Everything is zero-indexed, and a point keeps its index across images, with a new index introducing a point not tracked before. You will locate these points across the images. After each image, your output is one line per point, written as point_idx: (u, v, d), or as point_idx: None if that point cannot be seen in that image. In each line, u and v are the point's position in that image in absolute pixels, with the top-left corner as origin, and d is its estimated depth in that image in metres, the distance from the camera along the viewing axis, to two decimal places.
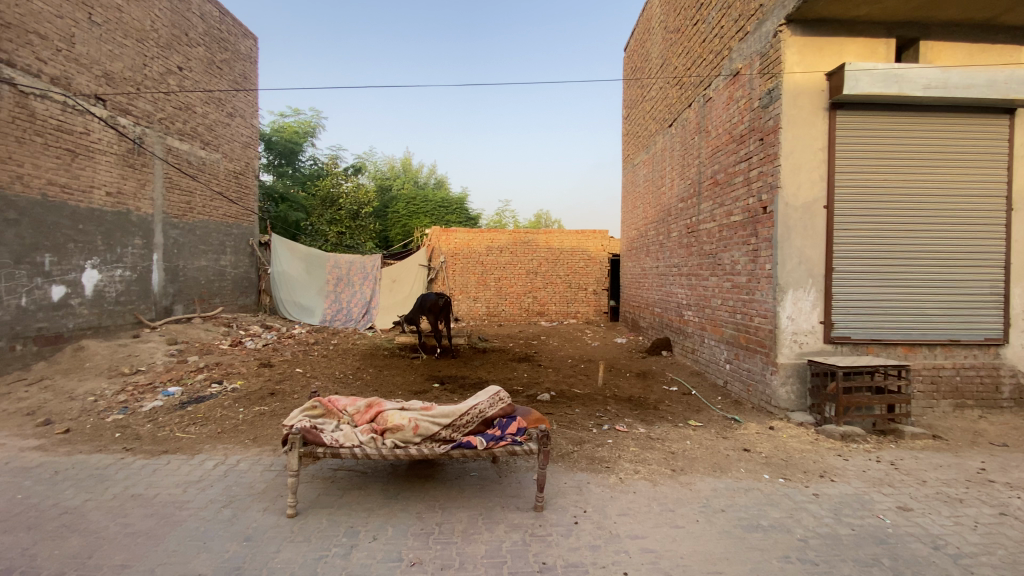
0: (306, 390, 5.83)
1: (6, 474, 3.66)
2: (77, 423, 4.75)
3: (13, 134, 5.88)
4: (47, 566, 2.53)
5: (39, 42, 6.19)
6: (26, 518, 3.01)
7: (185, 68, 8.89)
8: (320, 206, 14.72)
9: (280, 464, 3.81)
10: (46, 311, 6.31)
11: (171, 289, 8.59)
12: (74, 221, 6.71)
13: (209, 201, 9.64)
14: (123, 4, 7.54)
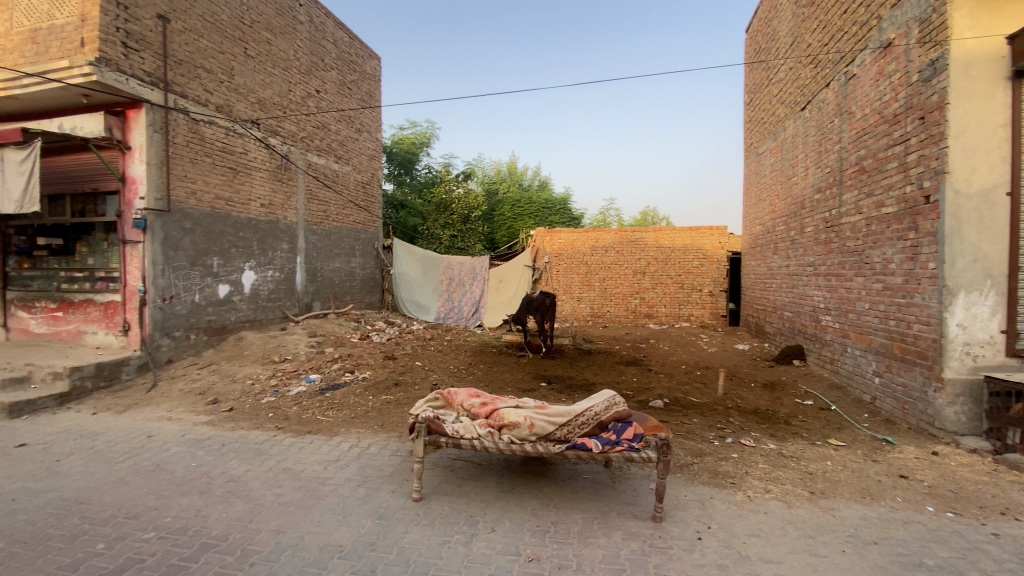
0: (426, 383, 6.22)
1: (190, 442, 4.38)
2: (239, 403, 5.54)
3: (188, 156, 7.00)
4: (218, 526, 2.97)
5: (205, 75, 7.31)
6: (203, 482, 3.57)
7: (322, 90, 9.96)
8: (434, 211, 15.65)
9: (405, 450, 4.10)
10: (214, 306, 7.44)
11: (311, 288, 9.68)
12: (236, 229, 7.84)
13: (341, 209, 10.70)
14: (272, 38, 8.64)
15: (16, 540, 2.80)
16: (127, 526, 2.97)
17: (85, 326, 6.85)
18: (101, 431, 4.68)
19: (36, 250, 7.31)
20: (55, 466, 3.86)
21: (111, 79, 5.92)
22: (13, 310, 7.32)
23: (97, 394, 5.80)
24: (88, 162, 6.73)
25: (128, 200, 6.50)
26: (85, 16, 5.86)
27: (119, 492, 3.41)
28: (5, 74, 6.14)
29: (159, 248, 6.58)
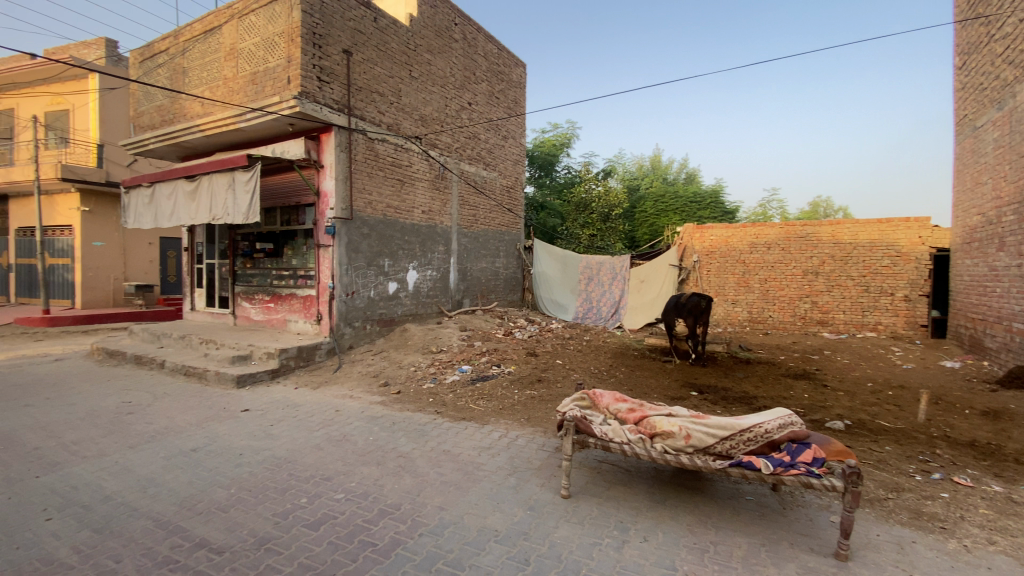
0: (569, 381, 6.29)
1: (366, 418, 5.05)
2: (404, 387, 6.22)
3: (365, 170, 8.04)
4: (391, 496, 3.36)
5: (379, 98, 8.33)
6: (378, 455, 4.08)
7: (473, 102, 10.66)
8: (574, 211, 15.76)
9: (552, 446, 4.20)
10: (384, 301, 8.45)
11: (462, 286, 10.44)
12: (402, 233, 8.79)
13: (489, 212, 11.35)
14: (432, 59, 9.48)
15: (247, 485, 3.51)
16: (322, 485, 3.52)
17: (289, 316, 8.29)
18: (301, 403, 5.63)
19: (256, 253, 9.05)
20: (271, 429, 4.75)
21: (309, 109, 7.07)
22: (241, 301, 9.18)
23: (297, 372, 7.00)
24: (292, 180, 8.11)
25: (322, 211, 7.71)
26: (291, 58, 7.12)
27: (315, 456, 4.06)
28: (236, 112, 7.70)
29: (344, 251, 7.67)
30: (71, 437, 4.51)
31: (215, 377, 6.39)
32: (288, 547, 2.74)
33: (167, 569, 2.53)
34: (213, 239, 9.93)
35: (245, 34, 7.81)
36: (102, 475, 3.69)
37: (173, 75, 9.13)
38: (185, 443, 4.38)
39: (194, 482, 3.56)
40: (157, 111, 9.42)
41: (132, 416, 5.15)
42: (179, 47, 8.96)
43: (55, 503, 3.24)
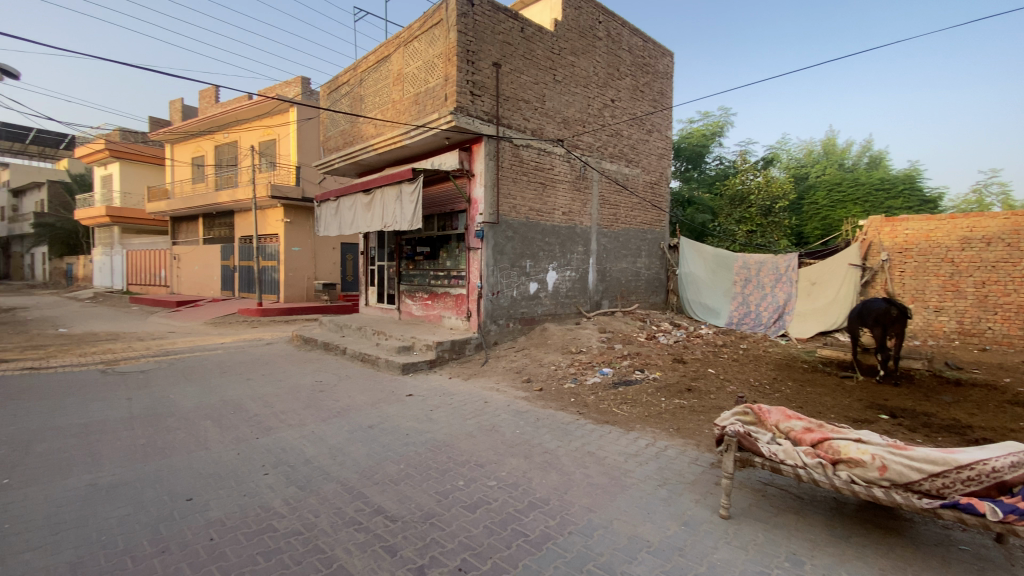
0: (722, 392, 5.82)
1: (513, 413, 5.27)
2: (547, 385, 6.36)
3: (511, 176, 8.41)
4: (541, 490, 3.46)
5: (525, 105, 8.65)
6: (526, 449, 4.24)
7: (616, 99, 10.47)
8: (729, 206, 14.52)
9: (705, 460, 3.94)
10: (527, 301, 8.76)
11: (602, 287, 10.34)
12: (544, 235, 9.00)
13: (631, 211, 11.05)
14: (576, 60, 9.54)
15: (413, 463, 3.91)
16: (476, 471, 3.77)
17: (444, 312, 9.04)
18: (455, 392, 6.11)
19: (417, 256, 10.06)
20: (430, 414, 5.24)
21: (464, 122, 7.63)
22: (404, 298, 10.28)
23: (451, 364, 7.60)
24: (447, 189, 8.84)
25: (472, 216, 8.26)
26: (448, 76, 7.76)
27: (469, 443, 4.36)
28: (402, 130, 8.64)
29: (491, 253, 8.13)
30: (280, 407, 5.50)
31: (384, 364, 7.26)
32: (449, 525, 2.98)
33: (353, 528, 2.93)
34: (382, 244, 11.30)
35: (410, 60, 8.73)
36: (303, 441, 4.44)
37: (353, 102, 10.58)
38: (362, 419, 5.05)
39: (371, 455, 4.09)
40: (340, 135, 11.02)
41: (322, 393, 6.09)
42: (357, 78, 10.36)
43: (272, 460, 3.98)
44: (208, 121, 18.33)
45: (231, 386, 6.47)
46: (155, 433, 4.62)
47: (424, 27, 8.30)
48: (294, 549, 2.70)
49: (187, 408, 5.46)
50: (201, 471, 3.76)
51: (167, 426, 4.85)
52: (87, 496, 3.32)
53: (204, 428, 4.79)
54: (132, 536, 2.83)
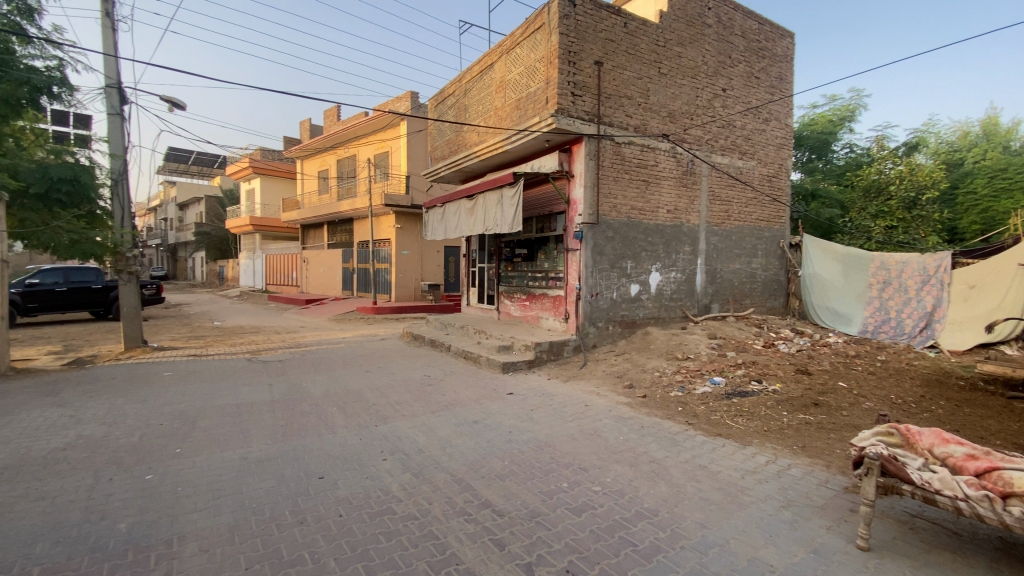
0: (857, 409, 5.16)
1: (616, 418, 5.15)
2: (651, 392, 6.11)
3: (613, 175, 8.24)
4: (648, 500, 3.34)
5: (628, 102, 8.42)
6: (631, 456, 4.11)
7: (728, 88, 9.80)
8: (862, 198, 12.91)
9: (837, 484, 3.53)
10: (628, 303, 8.52)
11: (711, 289, 9.72)
12: (646, 235, 8.69)
13: (744, 208, 10.26)
14: (683, 50, 9.09)
15: (517, 461, 3.98)
16: (580, 474, 3.73)
17: (542, 314, 9.09)
18: (556, 394, 6.11)
19: (516, 258, 10.25)
20: (532, 413, 5.29)
21: (564, 123, 7.63)
22: (503, 299, 10.51)
23: (550, 364, 7.62)
24: (547, 191, 8.90)
25: (572, 217, 8.22)
26: (550, 79, 7.81)
27: (572, 445, 4.34)
28: (504, 136, 8.85)
29: (591, 254, 8.03)
30: (393, 399, 5.90)
31: (486, 363, 7.48)
32: (555, 526, 2.98)
33: (463, 519, 3.05)
34: (483, 246, 11.67)
35: (512, 66, 8.93)
36: (414, 431, 4.72)
37: (458, 112, 11.07)
38: (468, 415, 5.24)
39: (477, 449, 4.23)
40: (446, 144, 11.58)
41: (430, 388, 6.43)
42: (462, 88, 10.82)
43: (388, 447, 4.29)
44: (332, 138, 20.29)
45: (351, 377, 7.09)
46: (291, 416, 5.21)
47: (527, 33, 8.45)
48: (411, 532, 2.88)
49: (315, 395, 6.08)
50: (329, 453, 4.15)
51: (300, 410, 5.43)
52: (240, 467, 3.84)
53: (330, 414, 5.30)
54: (276, 506, 3.21)
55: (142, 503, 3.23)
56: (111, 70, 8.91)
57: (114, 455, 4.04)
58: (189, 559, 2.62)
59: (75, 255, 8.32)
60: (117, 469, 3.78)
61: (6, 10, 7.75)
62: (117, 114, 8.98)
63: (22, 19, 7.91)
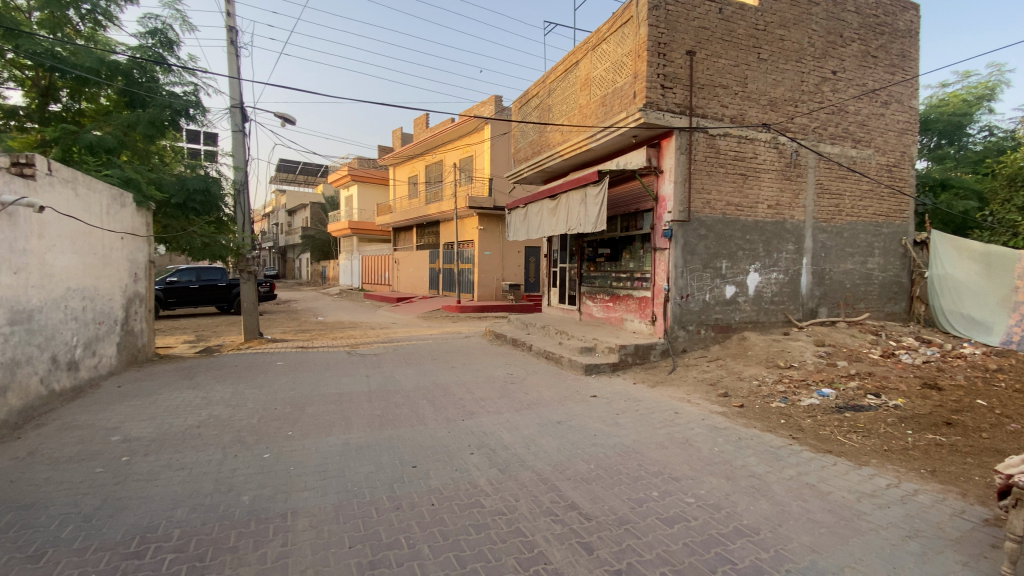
0: (1004, 432, 4.43)
1: (710, 427, 4.86)
2: (748, 401, 5.70)
3: (706, 169, 7.81)
4: (748, 516, 3.11)
5: (722, 92, 7.94)
6: (728, 468, 3.86)
7: (839, 71, 8.90)
8: (1005, 188, 10.95)
9: (978, 516, 3.05)
10: (722, 306, 8.03)
11: (817, 292, 8.87)
12: (743, 232, 8.13)
13: (858, 201, 9.24)
14: (786, 33, 8.39)
15: (604, 465, 3.89)
16: (671, 484, 3.57)
17: (626, 315, 8.84)
18: (642, 398, 5.91)
19: (599, 258, 10.07)
20: (618, 417, 5.16)
21: (653, 118, 7.35)
22: (586, 299, 10.36)
23: (635, 368, 7.38)
24: (634, 188, 8.63)
25: (660, 215, 7.90)
26: (638, 72, 7.57)
27: (661, 453, 4.16)
28: (589, 133, 8.72)
29: (681, 253, 7.67)
30: (479, 395, 6.04)
31: (569, 364, 7.42)
32: (645, 534, 2.88)
33: (550, 519, 3.03)
34: (565, 246, 11.59)
35: (598, 62, 8.78)
36: (500, 428, 4.79)
37: (542, 112, 11.10)
38: (553, 415, 5.22)
39: (562, 450, 4.20)
40: (530, 145, 11.65)
41: (514, 386, 6.51)
42: (546, 88, 10.82)
43: (475, 442, 4.39)
44: (421, 145, 21.26)
45: (439, 372, 7.37)
46: (385, 407, 5.52)
47: (614, 28, 8.27)
48: (499, 527, 2.92)
49: (406, 388, 6.39)
50: (420, 444, 4.34)
51: (393, 401, 5.74)
52: (342, 452, 4.13)
53: (420, 407, 5.54)
54: (374, 490, 3.41)
55: (261, 478, 3.59)
56: (235, 92, 10.03)
57: (237, 435, 4.53)
58: (300, 533, 2.85)
59: (207, 256, 9.50)
60: (240, 447, 4.23)
61: (153, 45, 9.01)
62: (239, 131, 10.09)
63: (165, 52, 9.16)
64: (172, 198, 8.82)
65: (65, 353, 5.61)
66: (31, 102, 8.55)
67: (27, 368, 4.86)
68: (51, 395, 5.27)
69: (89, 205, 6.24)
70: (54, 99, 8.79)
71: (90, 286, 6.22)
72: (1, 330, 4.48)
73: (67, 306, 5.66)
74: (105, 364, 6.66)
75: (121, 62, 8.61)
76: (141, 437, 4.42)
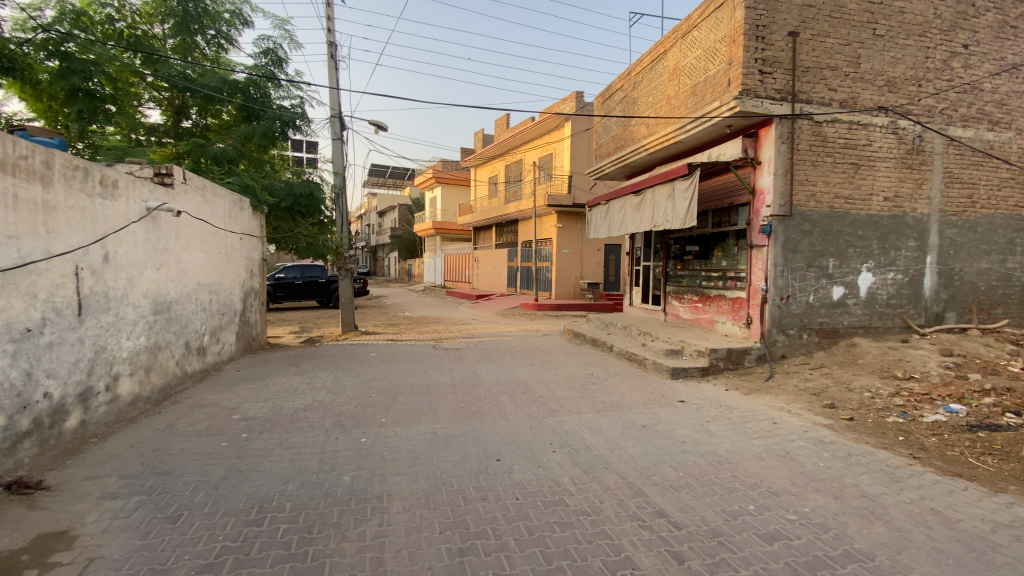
0: None
1: (813, 441, 4.46)
2: (858, 414, 5.16)
3: (810, 159, 7.17)
4: (860, 540, 2.82)
5: (831, 74, 7.25)
6: (835, 486, 3.52)
7: (972, 43, 7.77)
8: None
9: None
10: (827, 308, 7.34)
11: (944, 295, 7.81)
12: (854, 228, 7.37)
13: (997, 191, 8.01)
14: (907, 4, 7.48)
15: (694, 473, 3.71)
16: (770, 499, 3.32)
17: (717, 317, 8.37)
18: (735, 406, 5.55)
19: (687, 256, 9.63)
20: (708, 425, 4.89)
21: (750, 106, 6.87)
22: (671, 299, 9.95)
23: (727, 373, 6.96)
24: (727, 181, 8.14)
25: (757, 210, 7.38)
26: (733, 59, 7.13)
27: (758, 465, 3.89)
28: (677, 126, 8.36)
29: (780, 251, 7.11)
30: (560, 394, 6.02)
31: (653, 366, 7.16)
32: (741, 550, 2.70)
33: (637, 524, 2.95)
34: (649, 244, 11.21)
35: (688, 51, 8.38)
36: (582, 428, 4.74)
37: (626, 106, 10.80)
38: (637, 418, 5.07)
39: (648, 455, 4.06)
40: (612, 140, 11.39)
41: (595, 387, 6.40)
42: (631, 81, 10.53)
43: (558, 440, 4.38)
44: (502, 145, 21.62)
45: (519, 369, 7.45)
46: (469, 400, 5.67)
47: (706, 14, 7.85)
48: (584, 528, 2.89)
49: (488, 383, 6.53)
50: (504, 439, 4.40)
51: (476, 395, 5.88)
52: (431, 441, 4.30)
53: (502, 402, 5.63)
54: (462, 480, 3.52)
55: (359, 461, 3.84)
56: (334, 102, 10.81)
57: (337, 419, 4.88)
58: (395, 515, 3.02)
59: (310, 255, 10.37)
60: (340, 430, 4.56)
61: (266, 64, 9.95)
62: (338, 138, 10.86)
63: (275, 69, 10.07)
64: (281, 202, 9.72)
65: (195, 340, 6.38)
66: (168, 119, 9.81)
67: (167, 352, 5.58)
68: (184, 376, 6.01)
69: (215, 209, 7.04)
70: (185, 116, 10.01)
71: (215, 281, 7.01)
72: (147, 318, 5.18)
73: (197, 298, 6.42)
74: (226, 350, 7.48)
75: (239, 80, 9.61)
76: (256, 417, 4.90)
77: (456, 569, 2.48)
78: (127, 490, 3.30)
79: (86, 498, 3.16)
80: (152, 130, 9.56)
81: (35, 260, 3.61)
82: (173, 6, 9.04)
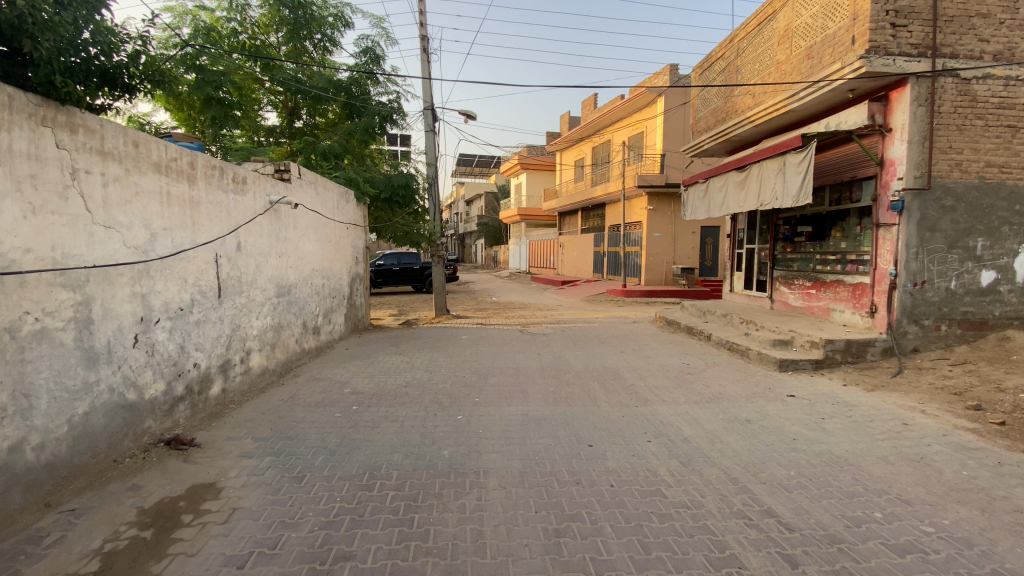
0: None
1: (954, 445, 3.90)
2: (1013, 418, 4.41)
3: (956, 123, 6.18)
4: (1014, 560, 2.44)
5: (982, 22, 6.18)
6: (981, 498, 3.06)
7: None
8: None
9: None
10: (973, 296, 6.35)
11: None
12: (1010, 201, 6.27)
13: None
14: None
15: (808, 473, 3.41)
16: (900, 507, 2.96)
17: (834, 305, 7.59)
18: (855, 404, 5.01)
19: (798, 237, 8.81)
20: (823, 422, 4.47)
21: (879, 65, 6.04)
22: (779, 286, 9.19)
23: (845, 367, 6.28)
24: (850, 153, 7.27)
25: (886, 183, 6.52)
26: (858, 13, 6.30)
27: (885, 469, 3.49)
28: (789, 93, 7.59)
29: (915, 230, 6.24)
30: (652, 382, 5.84)
31: (758, 357, 6.67)
32: (866, 560, 2.45)
33: (743, 522, 2.79)
34: (754, 226, 10.41)
35: (804, 9, 7.55)
36: (678, 418, 4.56)
37: (728, 76, 10.00)
38: (741, 412, 4.77)
39: (753, 451, 3.81)
40: (712, 114, 10.63)
41: (691, 377, 6.11)
42: (735, 48, 9.72)
43: (653, 430, 4.25)
44: (589, 126, 21.14)
45: (608, 356, 7.33)
46: (558, 384, 5.70)
47: None
48: (684, 521, 2.78)
49: (577, 369, 6.50)
50: (596, 425, 4.36)
51: (566, 380, 5.89)
52: (523, 422, 4.39)
53: (592, 388, 5.58)
54: (555, 462, 3.55)
55: (457, 437, 4.01)
56: (428, 94, 11.21)
57: (435, 397, 5.15)
58: (492, 490, 3.12)
59: (406, 243, 10.92)
60: (438, 407, 4.81)
61: (365, 63, 10.55)
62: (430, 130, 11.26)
63: (374, 67, 10.64)
64: (380, 193, 10.25)
65: (311, 320, 7.02)
66: (283, 120, 10.76)
67: (288, 331, 6.20)
68: (302, 352, 6.65)
69: (325, 202, 7.64)
70: (297, 117, 10.90)
71: (326, 267, 7.63)
72: (272, 300, 5.80)
73: (312, 283, 7.06)
74: (336, 330, 8.14)
75: (342, 80, 10.28)
76: (364, 391, 5.31)
77: (552, 549, 2.51)
78: (261, 451, 3.74)
79: (228, 456, 3.63)
80: (270, 131, 10.56)
81: (185, 249, 4.16)
82: (285, 15, 9.83)
